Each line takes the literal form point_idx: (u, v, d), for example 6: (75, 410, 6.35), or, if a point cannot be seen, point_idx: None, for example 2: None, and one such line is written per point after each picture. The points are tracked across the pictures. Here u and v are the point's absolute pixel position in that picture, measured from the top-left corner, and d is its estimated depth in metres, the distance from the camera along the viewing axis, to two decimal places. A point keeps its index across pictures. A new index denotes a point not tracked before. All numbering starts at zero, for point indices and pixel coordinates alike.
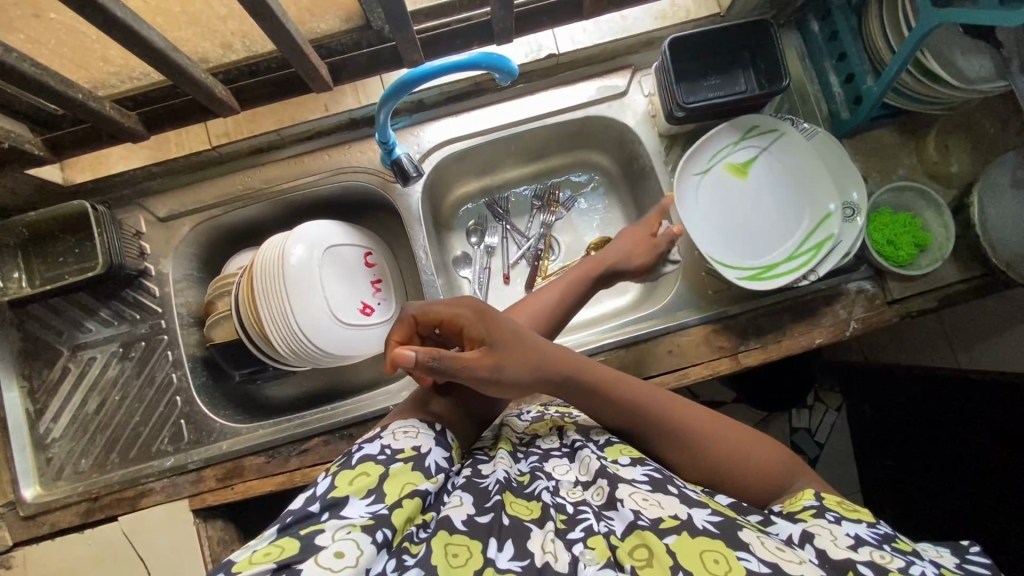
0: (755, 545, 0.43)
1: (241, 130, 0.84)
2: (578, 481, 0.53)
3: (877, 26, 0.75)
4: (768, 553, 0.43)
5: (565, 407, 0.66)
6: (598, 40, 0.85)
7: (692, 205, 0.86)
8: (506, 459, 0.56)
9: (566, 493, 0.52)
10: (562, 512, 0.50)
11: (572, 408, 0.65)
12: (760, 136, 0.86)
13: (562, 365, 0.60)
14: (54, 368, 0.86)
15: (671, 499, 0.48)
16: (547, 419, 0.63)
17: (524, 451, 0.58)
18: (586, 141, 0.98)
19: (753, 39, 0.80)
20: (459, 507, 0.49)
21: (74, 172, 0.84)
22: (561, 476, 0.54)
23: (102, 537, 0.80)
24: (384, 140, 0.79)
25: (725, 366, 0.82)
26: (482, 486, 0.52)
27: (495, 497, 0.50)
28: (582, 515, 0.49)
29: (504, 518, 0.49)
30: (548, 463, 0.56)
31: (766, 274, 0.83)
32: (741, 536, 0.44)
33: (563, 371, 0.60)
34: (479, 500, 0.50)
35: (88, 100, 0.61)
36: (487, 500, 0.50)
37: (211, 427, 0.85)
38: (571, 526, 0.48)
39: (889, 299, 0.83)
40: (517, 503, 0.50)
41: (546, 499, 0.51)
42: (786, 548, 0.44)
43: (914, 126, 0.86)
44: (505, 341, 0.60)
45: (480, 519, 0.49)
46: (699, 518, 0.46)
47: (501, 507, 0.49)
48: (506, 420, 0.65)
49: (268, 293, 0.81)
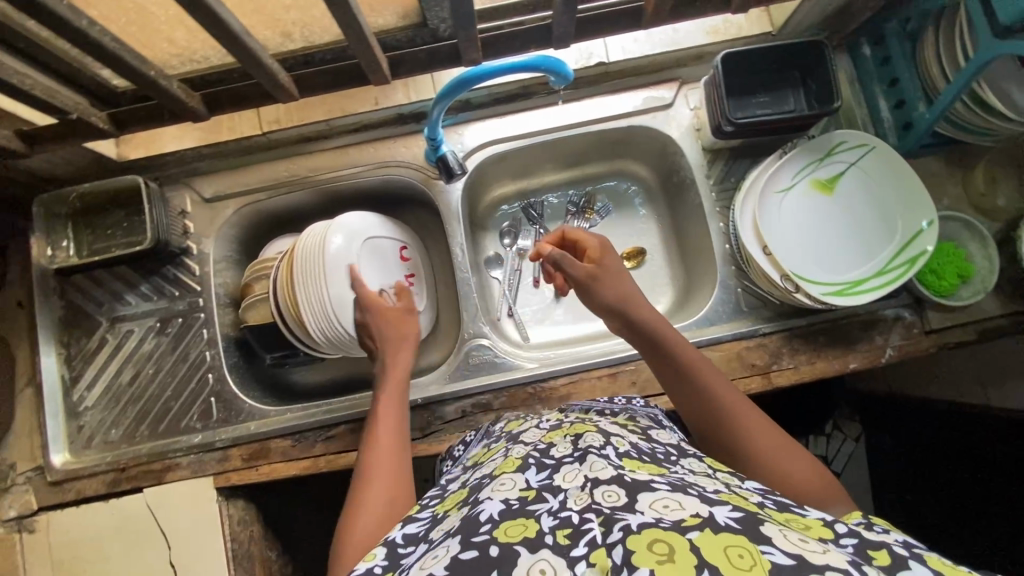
0: (777, 536, 0.38)
1: (292, 119, 0.86)
2: (586, 483, 0.45)
3: (932, 54, 0.75)
4: (794, 548, 0.37)
5: (585, 415, 0.63)
6: (648, 51, 0.86)
7: (776, 224, 0.81)
8: (509, 481, 0.50)
9: (572, 503, 0.44)
10: (565, 526, 0.42)
11: (594, 416, 0.63)
12: (848, 152, 0.81)
13: (641, 312, 0.70)
14: (91, 338, 0.88)
15: (691, 499, 0.42)
16: (565, 429, 0.58)
17: (536, 462, 0.52)
18: (627, 151, 0.98)
19: (806, 60, 0.80)
20: (442, 556, 0.42)
21: (128, 149, 0.86)
22: (569, 484, 0.47)
23: (127, 508, 0.81)
24: (432, 136, 0.80)
25: (756, 384, 0.82)
26: (472, 519, 0.45)
27: (485, 532, 0.43)
28: (588, 524, 0.41)
29: (493, 550, 0.41)
30: (558, 473, 0.49)
31: (859, 296, 0.78)
32: (763, 531, 0.39)
33: (638, 317, 0.69)
34: (465, 534, 0.44)
35: (156, 78, 0.62)
36: (476, 532, 0.43)
37: (240, 407, 0.86)
38: (575, 541, 0.41)
39: (927, 328, 0.82)
40: (510, 526, 0.43)
41: (545, 520, 0.43)
42: (810, 539, 0.38)
43: (962, 156, 0.85)
44: (608, 277, 0.72)
45: (465, 556, 0.41)
46: (721, 515, 0.40)
47: (491, 540, 0.42)
48: (521, 439, 0.61)
49: (307, 278, 0.82)
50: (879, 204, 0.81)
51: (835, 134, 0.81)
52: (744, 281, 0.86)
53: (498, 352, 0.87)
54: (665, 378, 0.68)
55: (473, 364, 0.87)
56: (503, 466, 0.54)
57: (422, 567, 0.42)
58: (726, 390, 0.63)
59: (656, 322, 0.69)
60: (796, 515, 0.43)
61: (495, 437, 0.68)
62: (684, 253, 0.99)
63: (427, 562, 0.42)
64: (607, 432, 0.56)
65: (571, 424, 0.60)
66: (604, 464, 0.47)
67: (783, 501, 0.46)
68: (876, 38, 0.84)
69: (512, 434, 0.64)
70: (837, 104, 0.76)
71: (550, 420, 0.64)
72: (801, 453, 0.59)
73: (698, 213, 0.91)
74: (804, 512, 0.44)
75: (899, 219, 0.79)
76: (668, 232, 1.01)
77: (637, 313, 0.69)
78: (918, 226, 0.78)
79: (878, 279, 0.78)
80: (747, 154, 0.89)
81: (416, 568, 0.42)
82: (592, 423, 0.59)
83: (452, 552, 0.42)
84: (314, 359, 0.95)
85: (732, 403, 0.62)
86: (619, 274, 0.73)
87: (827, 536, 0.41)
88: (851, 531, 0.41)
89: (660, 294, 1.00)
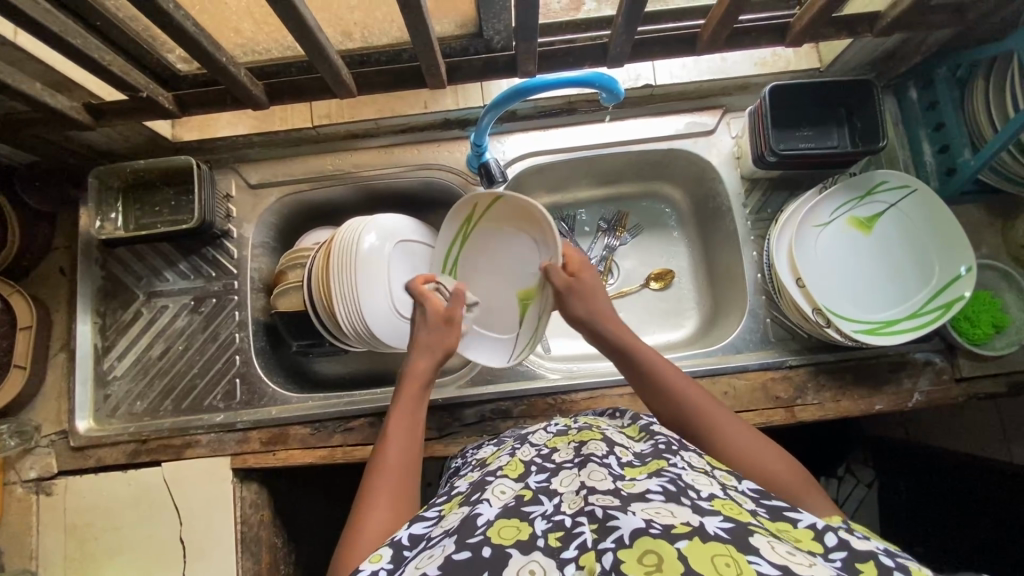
0: (766, 548, 0.38)
1: (343, 115, 0.88)
2: (582, 488, 0.46)
3: (981, 103, 0.76)
4: (780, 558, 0.37)
5: (594, 422, 0.64)
6: (696, 77, 0.87)
7: (810, 257, 0.81)
8: (507, 488, 0.50)
9: (566, 507, 0.45)
10: (557, 530, 0.42)
11: (602, 424, 0.62)
12: (889, 193, 0.81)
13: (604, 321, 0.71)
14: (127, 310, 0.90)
15: (683, 509, 0.42)
16: (567, 436, 0.59)
17: (537, 467, 0.53)
18: (664, 173, 0.99)
19: (853, 98, 0.81)
20: (436, 556, 0.42)
21: (183, 130, 0.89)
22: (565, 489, 0.47)
23: (144, 480, 0.82)
24: (478, 142, 0.81)
25: (779, 417, 0.81)
26: (469, 521, 0.45)
27: (479, 533, 0.43)
28: (579, 529, 0.41)
29: (485, 550, 0.41)
30: (556, 477, 0.50)
31: (891, 336, 0.78)
32: (752, 541, 0.39)
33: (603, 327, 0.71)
34: (461, 535, 0.43)
35: (228, 64, 0.65)
36: (471, 533, 0.43)
37: (264, 391, 0.87)
38: (566, 544, 0.41)
39: (957, 376, 0.81)
40: (504, 527, 0.44)
41: (538, 523, 0.44)
42: (797, 552, 0.39)
43: (1004, 207, 0.85)
44: (581, 291, 0.72)
45: (457, 557, 0.41)
46: (711, 525, 0.40)
47: (485, 541, 0.42)
48: (528, 440, 0.62)
49: (343, 271, 0.83)
50: (916, 247, 0.80)
51: (878, 174, 0.81)
52: (774, 311, 0.86)
53: (520, 360, 0.88)
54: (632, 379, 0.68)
55: (495, 371, 0.87)
56: (508, 467, 0.55)
57: (416, 566, 0.42)
58: (688, 386, 0.64)
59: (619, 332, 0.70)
60: (788, 523, 0.44)
61: (505, 440, 0.68)
62: (712, 279, 0.99)
63: (422, 561, 0.42)
64: (612, 440, 0.55)
65: (577, 430, 0.60)
66: (601, 473, 0.47)
67: (774, 507, 0.46)
68: (924, 82, 0.85)
69: (522, 436, 0.64)
70: (882, 143, 0.76)
71: (559, 424, 0.65)
72: (768, 442, 0.59)
73: (732, 239, 0.91)
74: (795, 520, 0.44)
75: (937, 263, 0.79)
76: (698, 257, 1.01)
77: (602, 322, 0.71)
78: (957, 271, 0.77)
79: (911, 322, 0.78)
80: (786, 185, 0.89)
81: (411, 567, 0.42)
82: (600, 430, 0.59)
83: (446, 551, 0.42)
84: (339, 351, 0.96)
85: (692, 395, 0.63)
86: (594, 292, 0.73)
87: (813, 544, 0.41)
88: (839, 544, 0.42)
89: (685, 317, 1.00)
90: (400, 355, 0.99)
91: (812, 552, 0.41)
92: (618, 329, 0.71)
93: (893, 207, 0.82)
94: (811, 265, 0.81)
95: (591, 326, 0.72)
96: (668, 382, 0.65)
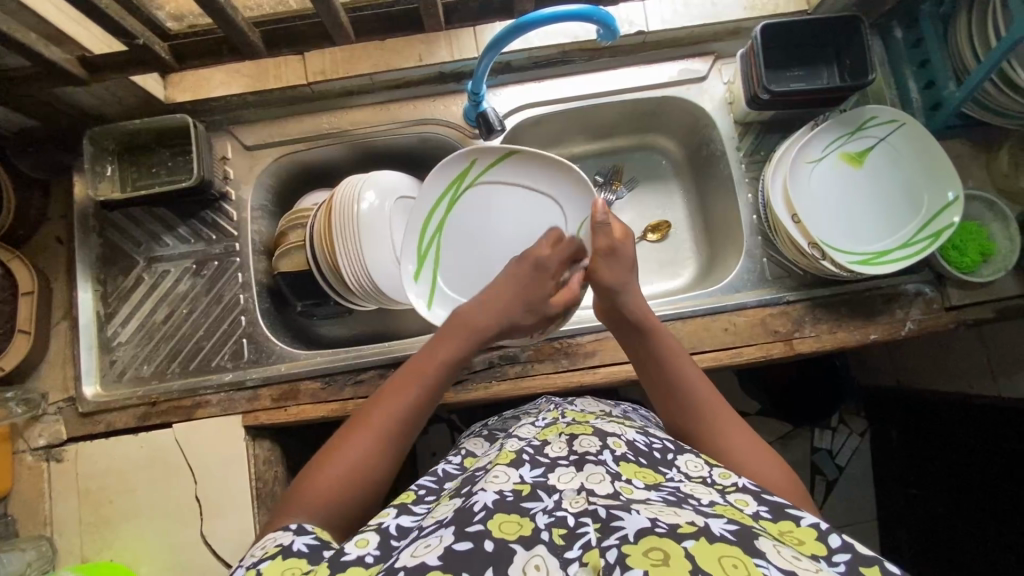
0: (771, 552, 0.41)
1: (337, 70, 0.87)
2: (582, 488, 0.49)
3: (963, 34, 0.78)
4: (784, 561, 0.40)
5: (579, 416, 0.67)
6: (687, 22, 0.88)
7: (804, 194, 0.83)
8: (503, 474, 0.51)
9: (568, 505, 0.47)
10: (560, 526, 0.45)
11: (586, 418, 0.66)
12: (877, 128, 0.84)
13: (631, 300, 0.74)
14: (128, 276, 0.89)
15: (687, 511, 0.46)
16: (557, 427, 0.63)
17: (530, 458, 0.54)
18: (659, 124, 1.00)
19: (842, 36, 0.82)
20: (433, 546, 0.43)
21: (176, 91, 0.87)
22: (565, 485, 0.50)
23: (154, 442, 0.83)
24: (475, 90, 0.81)
25: (779, 350, 0.84)
26: (465, 510, 0.46)
27: (478, 522, 0.45)
28: (583, 529, 0.44)
29: (487, 544, 0.43)
30: (552, 473, 0.52)
31: (884, 266, 0.80)
32: (757, 544, 0.42)
33: (625, 305, 0.73)
34: (459, 525, 0.45)
35: (227, 8, 0.65)
36: (470, 521, 0.45)
37: (271, 349, 0.88)
38: (569, 543, 0.43)
39: (947, 304, 0.84)
40: (505, 521, 0.45)
41: (540, 518, 0.45)
42: (802, 558, 0.41)
43: (987, 140, 0.87)
44: (621, 254, 0.77)
45: (458, 548, 0.43)
46: (717, 526, 0.43)
47: (486, 533, 0.44)
48: (516, 435, 0.63)
49: (346, 225, 0.84)
50: (906, 178, 0.83)
51: (867, 109, 0.83)
52: (770, 251, 0.88)
53: None
54: (636, 357, 0.72)
55: None
56: (497, 458, 0.56)
57: (412, 554, 0.44)
58: (699, 392, 0.66)
59: (641, 315, 0.73)
60: (792, 523, 0.47)
61: (496, 435, 0.71)
62: (708, 228, 1.01)
63: (419, 550, 0.44)
64: (604, 433, 0.60)
65: (567, 424, 0.63)
66: (600, 475, 0.51)
67: (776, 504, 0.50)
68: (909, 21, 0.87)
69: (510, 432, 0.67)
70: (871, 77, 0.78)
71: (546, 419, 0.67)
72: (774, 459, 0.61)
73: (727, 184, 0.93)
74: (798, 519, 0.47)
75: (925, 193, 0.82)
76: (693, 207, 1.03)
77: (631, 305, 0.73)
78: (945, 198, 0.80)
79: (902, 251, 0.81)
80: (778, 128, 0.91)
81: (407, 555, 0.43)
82: (589, 423, 0.63)
83: (445, 541, 0.44)
84: (342, 312, 0.97)
85: (703, 396, 0.66)
86: (629, 265, 0.77)
87: (820, 547, 0.44)
88: (843, 545, 0.44)
89: (683, 267, 1.02)
90: (405, 313, 1.00)
91: (817, 556, 0.43)
92: (644, 315, 0.73)
93: (883, 143, 0.84)
94: (810, 203, 0.83)
95: (613, 300, 0.74)
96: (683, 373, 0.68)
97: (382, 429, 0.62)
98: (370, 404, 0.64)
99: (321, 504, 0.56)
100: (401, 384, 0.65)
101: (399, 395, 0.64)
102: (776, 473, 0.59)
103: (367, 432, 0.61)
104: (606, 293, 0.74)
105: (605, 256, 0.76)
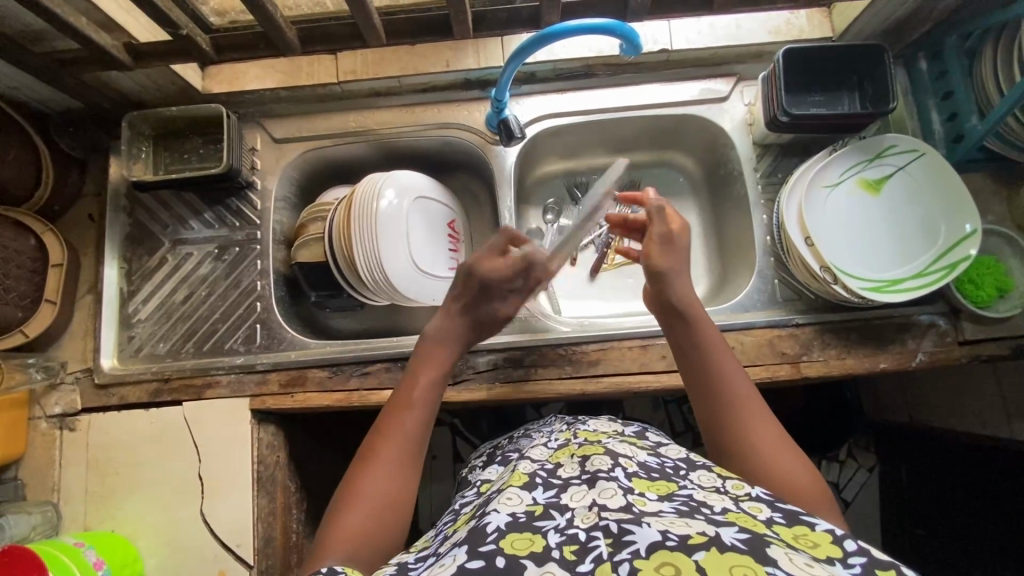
0: (783, 559, 0.40)
1: (367, 71, 0.90)
2: (594, 505, 0.49)
3: (988, 68, 0.78)
4: (796, 569, 0.40)
5: (591, 434, 0.67)
6: (710, 42, 0.89)
7: (819, 216, 0.83)
8: (516, 496, 0.52)
9: (579, 522, 0.47)
10: (571, 543, 0.45)
11: (597, 437, 0.66)
12: (896, 156, 0.84)
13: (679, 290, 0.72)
14: (153, 256, 0.93)
15: (698, 521, 0.46)
16: (568, 448, 0.64)
17: (543, 480, 0.55)
18: (677, 141, 1.01)
19: (865, 63, 0.83)
20: (448, 564, 0.44)
21: (213, 83, 0.91)
22: (577, 502, 0.50)
23: (164, 418, 0.85)
24: (498, 98, 0.82)
25: (785, 372, 0.83)
26: (479, 531, 0.48)
27: (491, 543, 0.45)
28: (594, 542, 0.44)
29: (498, 561, 0.43)
30: (565, 493, 0.53)
31: (897, 294, 0.80)
32: (769, 552, 0.41)
33: (671, 287, 0.72)
34: (472, 544, 0.46)
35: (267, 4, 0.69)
36: (483, 542, 0.46)
37: (283, 336, 0.90)
38: (581, 557, 0.43)
39: (961, 338, 0.82)
40: (517, 539, 0.46)
41: (552, 536, 0.46)
42: (816, 565, 0.41)
43: (1008, 175, 0.87)
44: (677, 244, 0.75)
45: (471, 566, 0.43)
46: (727, 535, 0.43)
47: (498, 550, 0.45)
48: (530, 456, 0.64)
49: (364, 221, 0.85)
50: (922, 207, 0.83)
51: (886, 138, 0.83)
52: (782, 272, 0.88)
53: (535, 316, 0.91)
54: (675, 342, 0.71)
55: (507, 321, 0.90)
56: (510, 480, 0.57)
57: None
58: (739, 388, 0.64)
59: (687, 299, 0.71)
60: (805, 527, 0.46)
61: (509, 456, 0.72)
62: (720, 246, 1.01)
63: (434, 571, 0.44)
64: (616, 453, 0.59)
65: (579, 445, 0.63)
66: (613, 490, 0.51)
67: (791, 511, 0.49)
68: (934, 53, 0.87)
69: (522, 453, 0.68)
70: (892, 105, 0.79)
71: (558, 440, 0.68)
72: (805, 466, 0.59)
73: (742, 204, 0.93)
74: (812, 524, 0.47)
75: (943, 224, 0.81)
76: (706, 225, 1.04)
77: (678, 293, 0.72)
78: (963, 230, 0.79)
79: (917, 280, 0.80)
80: (796, 151, 0.91)
81: None
82: (601, 443, 0.63)
83: (458, 560, 0.44)
84: (355, 306, 1.00)
85: (741, 395, 0.63)
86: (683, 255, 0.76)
87: (835, 548, 0.44)
88: (859, 548, 0.43)
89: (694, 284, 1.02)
90: (415, 312, 1.03)
91: (831, 558, 0.43)
92: (691, 303, 0.71)
93: (902, 170, 0.84)
94: (823, 222, 0.84)
95: (660, 283, 0.73)
96: (723, 365, 0.66)
97: (400, 449, 0.62)
98: (380, 425, 0.64)
99: (349, 544, 0.54)
100: (401, 399, 0.66)
101: (405, 420, 0.64)
102: (807, 482, 0.57)
103: (384, 460, 0.60)
104: (655, 274, 0.73)
105: (660, 239, 0.75)
